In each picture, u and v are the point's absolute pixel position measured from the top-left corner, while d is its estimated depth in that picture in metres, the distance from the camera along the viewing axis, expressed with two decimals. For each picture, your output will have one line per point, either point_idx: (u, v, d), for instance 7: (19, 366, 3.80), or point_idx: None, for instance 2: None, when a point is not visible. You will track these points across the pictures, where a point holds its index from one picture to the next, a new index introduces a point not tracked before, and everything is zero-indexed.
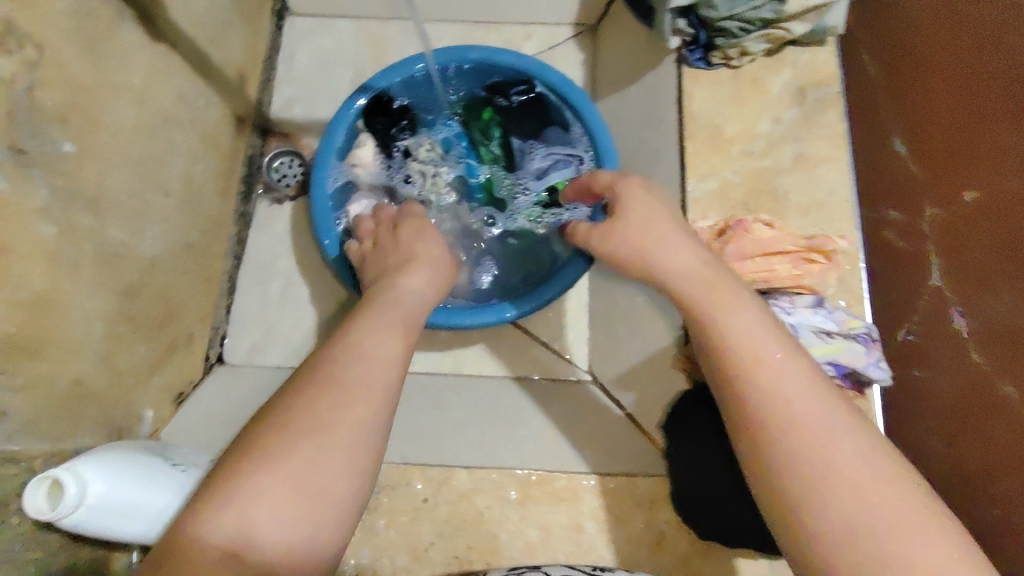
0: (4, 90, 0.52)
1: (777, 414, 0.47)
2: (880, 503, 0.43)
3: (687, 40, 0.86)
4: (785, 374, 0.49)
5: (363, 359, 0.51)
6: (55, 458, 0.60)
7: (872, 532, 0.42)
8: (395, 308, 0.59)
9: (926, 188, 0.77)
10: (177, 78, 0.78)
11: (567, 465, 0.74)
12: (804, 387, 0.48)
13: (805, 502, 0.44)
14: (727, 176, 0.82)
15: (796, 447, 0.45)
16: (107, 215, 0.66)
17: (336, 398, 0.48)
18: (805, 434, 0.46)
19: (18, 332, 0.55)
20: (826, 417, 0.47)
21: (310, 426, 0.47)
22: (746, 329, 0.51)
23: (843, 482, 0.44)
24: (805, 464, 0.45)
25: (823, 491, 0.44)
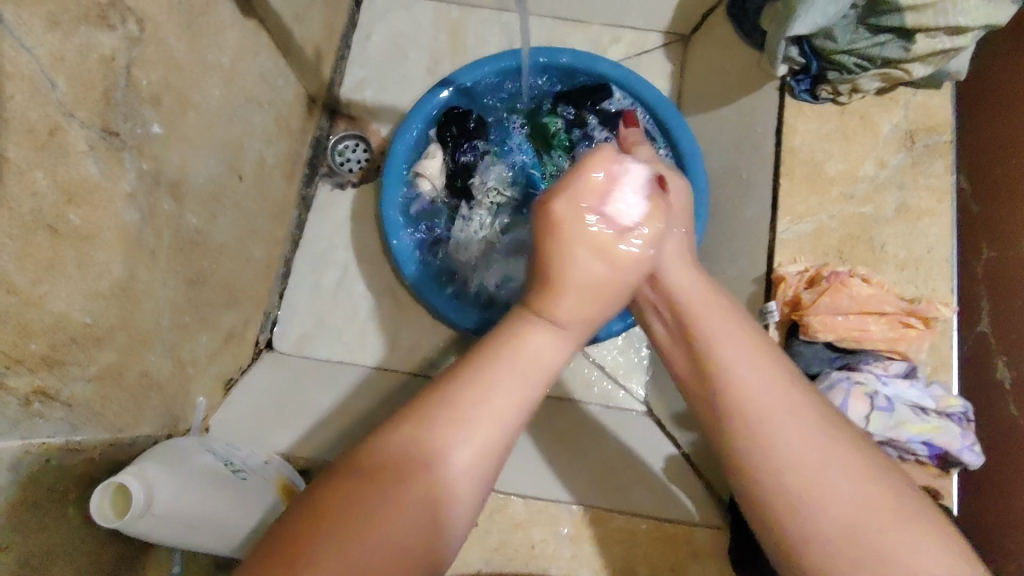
0: (105, 69, 0.51)
1: (754, 435, 0.46)
2: (829, 501, 0.43)
3: (795, 68, 0.82)
4: (776, 405, 0.46)
5: (489, 415, 0.44)
6: (113, 451, 0.58)
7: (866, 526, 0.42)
8: (526, 360, 0.47)
9: (981, 227, 0.79)
10: (261, 57, 0.76)
11: (624, 504, 0.71)
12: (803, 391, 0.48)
13: (799, 517, 0.43)
14: (823, 220, 0.78)
15: (798, 485, 0.44)
16: (185, 199, 0.65)
17: (446, 440, 0.42)
18: (800, 476, 0.44)
19: (94, 323, 0.53)
20: (788, 410, 0.46)
21: (437, 457, 0.42)
22: (736, 361, 0.49)
23: (812, 506, 0.43)
24: (800, 495, 0.43)
25: (802, 497, 0.43)
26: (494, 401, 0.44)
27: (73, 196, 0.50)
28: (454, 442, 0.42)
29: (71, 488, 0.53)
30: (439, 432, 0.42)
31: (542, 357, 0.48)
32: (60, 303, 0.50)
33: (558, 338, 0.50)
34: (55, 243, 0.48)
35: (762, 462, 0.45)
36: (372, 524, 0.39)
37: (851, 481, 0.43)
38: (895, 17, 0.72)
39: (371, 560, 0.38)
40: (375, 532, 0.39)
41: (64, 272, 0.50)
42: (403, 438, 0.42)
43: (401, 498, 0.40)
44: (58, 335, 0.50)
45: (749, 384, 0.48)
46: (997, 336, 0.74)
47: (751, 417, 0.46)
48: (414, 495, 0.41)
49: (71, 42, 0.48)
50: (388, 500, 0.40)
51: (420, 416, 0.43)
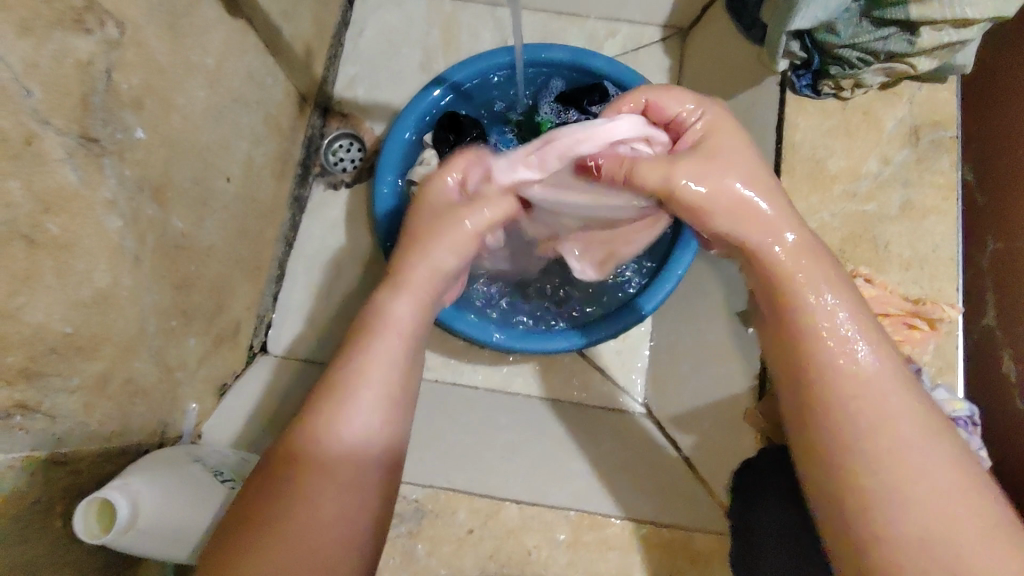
0: (82, 74, 0.50)
1: (866, 416, 0.42)
2: (915, 491, 0.40)
3: (796, 62, 0.80)
4: (890, 393, 0.43)
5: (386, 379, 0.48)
6: (100, 459, 0.58)
7: (942, 539, 0.39)
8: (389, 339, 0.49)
9: (987, 220, 0.77)
10: (249, 56, 0.74)
11: (619, 509, 0.71)
12: (901, 398, 0.43)
13: (884, 509, 0.40)
14: (824, 218, 0.76)
15: (886, 463, 0.41)
16: (171, 204, 0.64)
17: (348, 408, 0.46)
18: (888, 449, 0.41)
19: (75, 332, 0.52)
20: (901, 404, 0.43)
21: (340, 425, 0.46)
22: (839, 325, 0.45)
23: (913, 500, 0.40)
24: (890, 484, 0.40)
25: (892, 494, 0.40)
26: (370, 366, 0.48)
27: (50, 205, 0.48)
28: (351, 411, 0.46)
29: (56, 501, 0.52)
30: (346, 413, 0.46)
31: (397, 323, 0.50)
32: (39, 314, 0.48)
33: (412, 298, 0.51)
34: (32, 253, 0.47)
35: (861, 440, 0.42)
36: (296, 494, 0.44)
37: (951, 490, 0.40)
38: (899, 9, 0.69)
39: (303, 559, 0.42)
40: (317, 506, 0.44)
41: (41, 283, 0.48)
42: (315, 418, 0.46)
43: (322, 483, 0.44)
44: (38, 347, 0.49)
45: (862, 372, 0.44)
46: (1004, 328, 0.72)
47: (848, 398, 0.43)
48: (336, 467, 0.45)
49: (45, 48, 0.46)
50: (299, 480, 0.44)
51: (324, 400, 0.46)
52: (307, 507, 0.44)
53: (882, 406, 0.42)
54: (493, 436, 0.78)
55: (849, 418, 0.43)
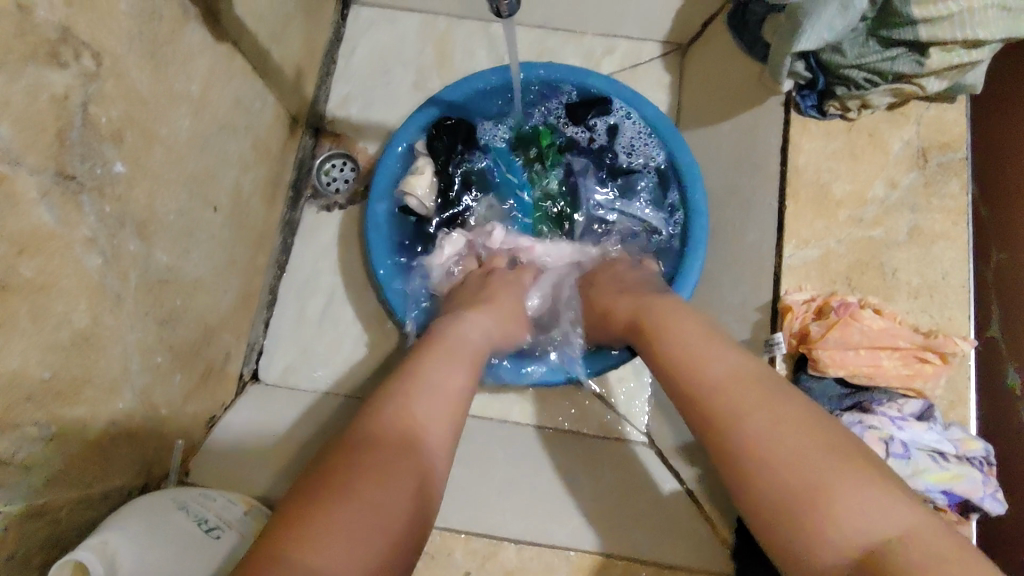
0: (57, 109, 0.48)
1: (721, 402, 0.51)
2: (778, 452, 0.46)
3: (800, 83, 0.78)
4: (732, 374, 0.52)
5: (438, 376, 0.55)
6: (78, 508, 0.55)
7: (800, 490, 0.44)
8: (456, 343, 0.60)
9: (987, 231, 0.74)
10: (237, 80, 0.72)
11: (622, 550, 0.68)
12: (752, 385, 0.51)
13: (747, 474, 0.46)
14: (830, 245, 0.74)
15: (754, 434, 0.47)
16: (154, 238, 0.61)
17: (411, 399, 0.52)
18: (750, 424, 0.48)
19: (52, 377, 0.50)
20: (760, 393, 0.50)
21: (397, 409, 0.51)
22: (691, 340, 0.57)
23: (773, 453, 0.46)
24: (750, 457, 0.47)
25: (756, 461, 0.46)
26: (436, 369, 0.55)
27: (25, 247, 0.46)
28: (411, 400, 0.52)
29: (32, 554, 0.50)
30: (414, 412, 0.51)
31: (465, 342, 0.61)
32: (15, 360, 0.46)
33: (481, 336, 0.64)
34: (6, 299, 0.45)
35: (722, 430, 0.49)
36: (339, 473, 0.45)
37: (806, 448, 0.45)
38: (908, 30, 0.67)
39: (348, 533, 0.42)
40: (363, 488, 0.45)
41: (15, 329, 0.46)
42: (384, 404, 0.51)
43: (368, 465, 0.46)
44: (12, 395, 0.46)
45: (717, 370, 0.53)
46: (1009, 341, 0.69)
47: (704, 391, 0.52)
48: (380, 447, 0.48)
49: (18, 83, 0.44)
50: (358, 457, 0.47)
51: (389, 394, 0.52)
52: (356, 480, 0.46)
53: (739, 388, 0.51)
54: (492, 471, 0.75)
55: (716, 412, 0.50)
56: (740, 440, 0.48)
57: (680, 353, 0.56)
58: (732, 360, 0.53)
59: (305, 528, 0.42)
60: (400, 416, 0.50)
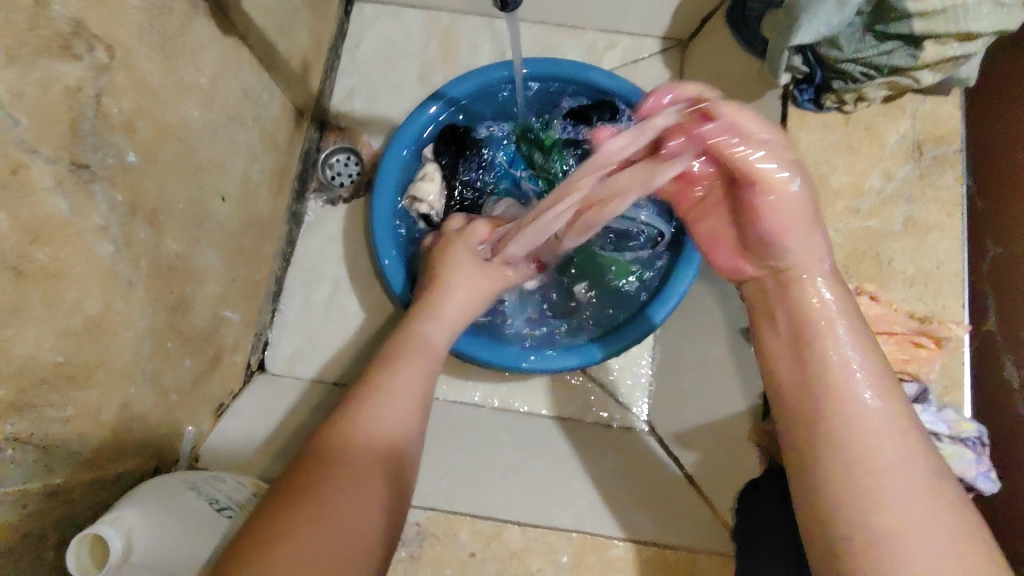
0: (70, 100, 0.49)
1: (849, 448, 0.46)
2: (899, 519, 0.43)
3: (798, 76, 0.79)
4: (874, 419, 0.47)
5: (409, 372, 0.58)
6: (92, 488, 0.56)
7: (924, 565, 0.41)
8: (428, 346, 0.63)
9: (982, 224, 0.76)
10: (244, 73, 0.74)
11: (623, 530, 0.69)
12: (889, 438, 0.46)
13: (865, 538, 0.43)
14: (828, 234, 0.75)
15: (879, 487, 0.44)
16: (165, 226, 0.63)
17: (379, 398, 0.55)
18: (872, 472, 0.45)
19: (66, 361, 0.51)
20: (895, 448, 0.46)
21: (373, 406, 0.54)
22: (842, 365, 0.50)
23: (905, 526, 0.42)
24: (877, 517, 0.43)
25: (879, 525, 0.43)
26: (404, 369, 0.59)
27: (39, 235, 0.47)
28: (384, 398, 0.55)
29: (48, 531, 0.51)
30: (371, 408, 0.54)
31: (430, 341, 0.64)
32: (29, 345, 0.47)
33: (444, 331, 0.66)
34: (20, 285, 0.46)
35: (843, 474, 0.45)
36: (322, 469, 0.48)
37: (937, 524, 0.42)
38: (903, 24, 0.69)
39: (326, 541, 0.43)
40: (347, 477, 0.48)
41: (31, 313, 0.47)
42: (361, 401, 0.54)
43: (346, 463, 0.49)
44: (27, 378, 0.47)
45: (860, 414, 0.47)
46: (1004, 332, 0.71)
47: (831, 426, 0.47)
48: (357, 442, 0.51)
49: (31, 75, 0.45)
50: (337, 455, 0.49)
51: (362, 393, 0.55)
52: (338, 487, 0.47)
53: (880, 440, 0.46)
54: (497, 453, 0.77)
55: (842, 455, 0.46)
56: (865, 492, 0.44)
57: (824, 377, 0.49)
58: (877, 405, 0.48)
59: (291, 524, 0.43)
60: (373, 414, 0.53)
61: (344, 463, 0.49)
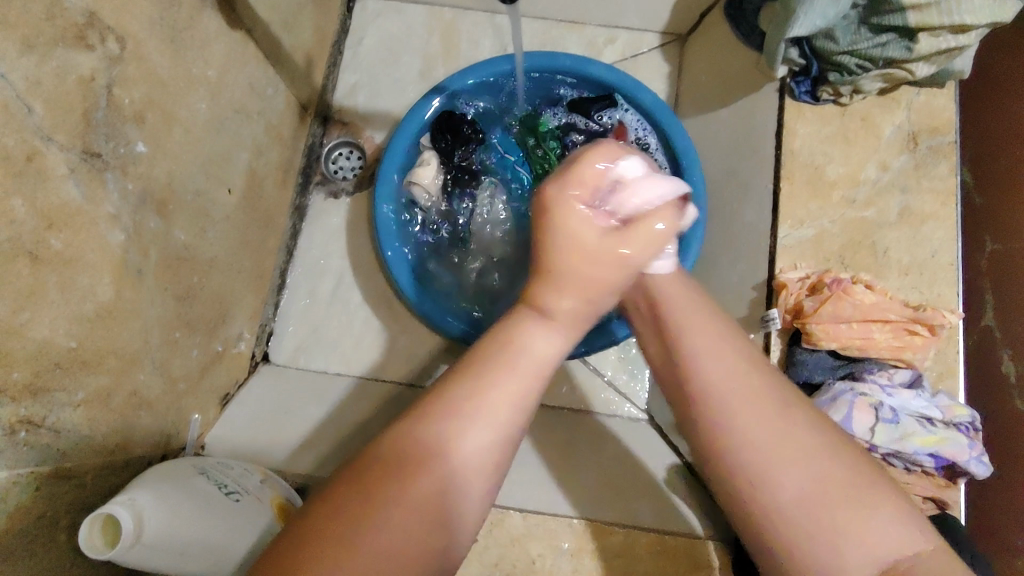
0: (84, 90, 0.50)
1: (727, 426, 0.45)
2: (776, 480, 0.43)
3: (794, 69, 0.80)
4: (724, 378, 0.46)
5: (497, 395, 0.44)
6: (103, 473, 0.57)
7: (818, 517, 0.41)
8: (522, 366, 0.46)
9: (979, 219, 0.77)
10: (250, 67, 0.75)
11: (624, 517, 0.71)
12: (763, 407, 0.45)
13: (746, 503, 0.44)
14: (824, 225, 0.76)
15: (756, 452, 0.44)
16: (173, 217, 0.64)
17: (471, 423, 0.43)
18: (748, 443, 0.44)
19: (78, 346, 0.53)
20: (754, 409, 0.45)
21: (462, 424, 0.43)
22: (706, 348, 0.48)
23: (780, 485, 0.43)
24: (755, 480, 0.43)
25: (754, 485, 0.43)
26: (494, 392, 0.44)
27: (54, 221, 0.49)
28: (473, 420, 0.43)
29: (60, 515, 0.52)
30: (456, 423, 0.43)
31: (534, 353, 0.46)
32: (43, 330, 0.48)
33: (558, 338, 0.48)
34: (36, 270, 0.47)
35: (720, 445, 0.45)
36: (394, 486, 0.41)
37: (813, 474, 0.42)
38: (897, 16, 0.70)
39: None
40: (400, 510, 0.40)
41: (45, 298, 0.48)
42: (451, 411, 0.43)
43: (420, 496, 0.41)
44: (42, 362, 0.49)
45: (708, 377, 0.47)
46: (1002, 326, 0.73)
47: (706, 404, 0.46)
48: (433, 466, 0.42)
49: (48, 65, 0.46)
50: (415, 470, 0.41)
51: (450, 402, 0.44)
52: (395, 504, 0.40)
53: (751, 407, 0.45)
54: None
55: (721, 428, 0.45)
56: (745, 461, 0.44)
57: (687, 361, 0.48)
58: (735, 364, 0.47)
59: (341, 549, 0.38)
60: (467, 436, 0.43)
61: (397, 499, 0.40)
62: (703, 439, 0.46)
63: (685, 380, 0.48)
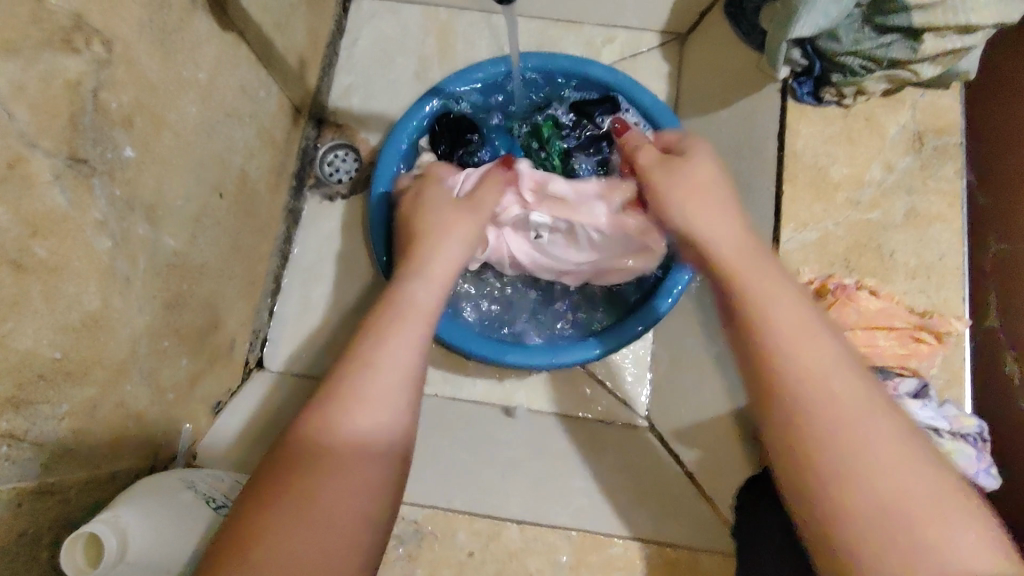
0: (71, 94, 0.49)
1: (809, 407, 0.42)
2: (875, 476, 0.40)
3: (797, 70, 0.79)
4: (825, 364, 0.43)
5: (392, 364, 0.48)
6: (89, 486, 0.56)
7: (905, 515, 0.39)
8: (412, 316, 0.52)
9: (984, 219, 0.75)
10: (242, 69, 0.73)
11: (623, 528, 0.69)
12: (859, 393, 0.42)
13: (839, 488, 0.40)
14: (828, 227, 0.75)
15: (845, 441, 0.41)
16: (163, 223, 0.62)
17: (365, 392, 0.47)
18: (840, 420, 0.41)
19: (64, 357, 0.51)
20: (860, 402, 0.42)
21: (360, 400, 0.47)
22: (787, 316, 0.45)
23: (875, 473, 0.40)
24: (856, 469, 0.40)
25: (858, 474, 0.40)
26: (394, 353, 0.49)
27: (38, 229, 0.47)
28: (368, 395, 0.47)
29: (43, 531, 0.51)
30: (352, 398, 0.47)
31: (419, 302, 0.53)
32: (27, 341, 0.47)
33: (439, 291, 0.55)
34: (19, 279, 0.46)
35: (801, 423, 0.42)
36: (301, 470, 0.44)
37: (917, 476, 0.40)
38: (902, 16, 0.68)
39: (308, 548, 0.41)
40: (323, 487, 0.43)
41: (30, 309, 0.47)
42: (342, 384, 0.47)
43: (339, 461, 0.45)
44: (26, 374, 0.47)
45: (804, 358, 0.44)
46: (1006, 329, 0.71)
47: (786, 373, 0.43)
48: (346, 440, 0.45)
49: (33, 68, 0.45)
50: (324, 452, 0.45)
51: (345, 384, 0.47)
52: (324, 478, 0.44)
53: (843, 387, 0.42)
54: (495, 450, 0.78)
55: (817, 407, 0.42)
56: (835, 449, 0.41)
57: (767, 333, 0.45)
58: (829, 349, 0.44)
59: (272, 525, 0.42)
60: (362, 406, 0.46)
61: (330, 461, 0.45)
62: (784, 410, 0.43)
63: (765, 351, 0.44)
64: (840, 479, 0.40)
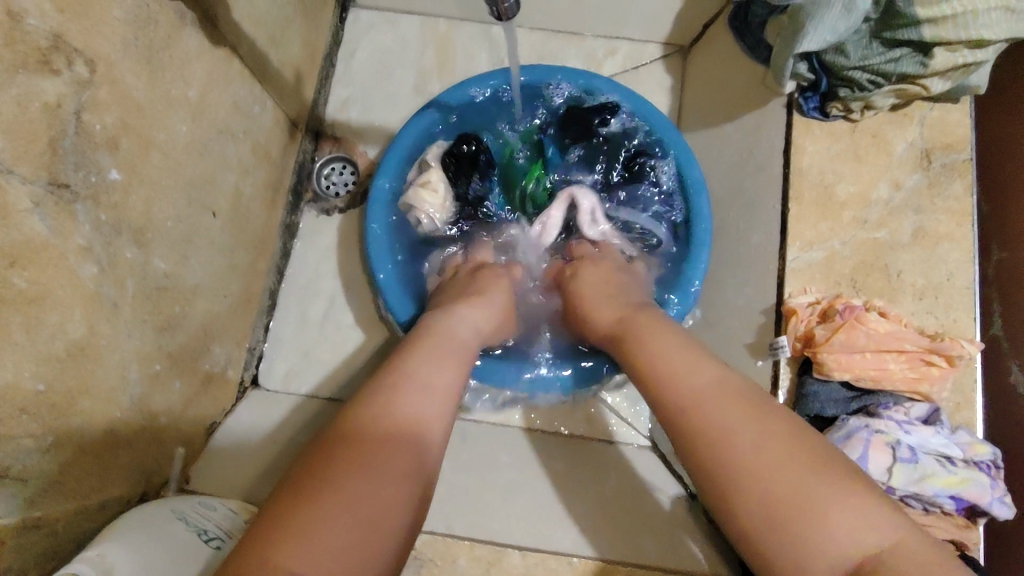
0: (50, 117, 0.47)
1: (691, 420, 0.51)
2: (759, 478, 0.46)
3: (803, 84, 0.77)
4: (708, 387, 0.53)
5: (422, 374, 0.55)
6: (76, 518, 0.54)
7: (785, 510, 0.44)
8: (451, 342, 0.61)
9: (989, 229, 0.73)
10: (235, 85, 0.72)
11: (630, 554, 0.66)
12: (743, 411, 0.50)
13: (734, 500, 0.47)
14: (834, 246, 0.73)
15: (733, 453, 0.48)
16: (152, 245, 0.61)
17: (401, 393, 0.52)
18: (710, 431, 0.50)
19: (47, 388, 0.49)
20: (734, 412, 0.50)
21: (399, 398, 0.52)
22: (670, 352, 0.57)
23: (754, 476, 0.46)
24: (736, 474, 0.47)
25: (739, 479, 0.47)
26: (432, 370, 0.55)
27: (17, 258, 0.45)
28: (412, 391, 0.53)
29: (29, 567, 0.49)
30: (405, 402, 0.51)
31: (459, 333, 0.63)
32: (7, 374, 0.45)
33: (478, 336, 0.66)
34: None
35: (692, 440, 0.51)
36: (349, 459, 0.46)
37: (793, 473, 0.46)
38: (912, 30, 0.67)
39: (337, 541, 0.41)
40: (355, 473, 0.45)
41: (9, 340, 0.45)
42: (381, 388, 0.52)
43: (382, 447, 0.47)
44: (5, 408, 0.45)
45: (687, 384, 0.54)
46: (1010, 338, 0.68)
47: (672, 398, 0.54)
48: (388, 428, 0.49)
49: (7, 92, 0.43)
50: (375, 440, 0.48)
51: (385, 386, 0.52)
52: (360, 475, 0.45)
53: (723, 405, 0.51)
54: (498, 473, 0.76)
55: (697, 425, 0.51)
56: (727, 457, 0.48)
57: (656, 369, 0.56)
58: (712, 375, 0.54)
59: (301, 516, 0.42)
60: (403, 403, 0.51)
61: (367, 445, 0.47)
62: (678, 433, 0.52)
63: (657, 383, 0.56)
64: (729, 489, 0.48)
